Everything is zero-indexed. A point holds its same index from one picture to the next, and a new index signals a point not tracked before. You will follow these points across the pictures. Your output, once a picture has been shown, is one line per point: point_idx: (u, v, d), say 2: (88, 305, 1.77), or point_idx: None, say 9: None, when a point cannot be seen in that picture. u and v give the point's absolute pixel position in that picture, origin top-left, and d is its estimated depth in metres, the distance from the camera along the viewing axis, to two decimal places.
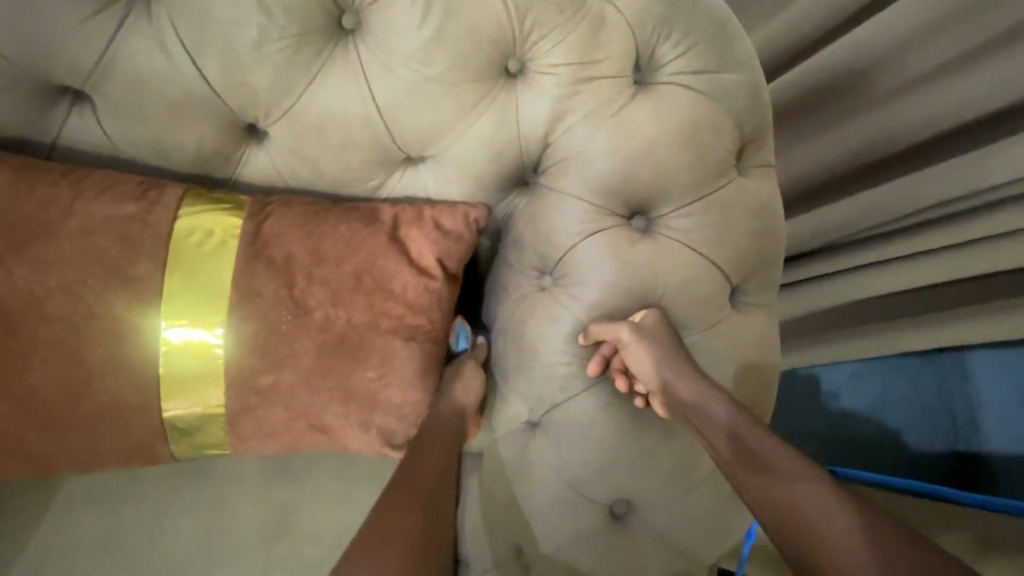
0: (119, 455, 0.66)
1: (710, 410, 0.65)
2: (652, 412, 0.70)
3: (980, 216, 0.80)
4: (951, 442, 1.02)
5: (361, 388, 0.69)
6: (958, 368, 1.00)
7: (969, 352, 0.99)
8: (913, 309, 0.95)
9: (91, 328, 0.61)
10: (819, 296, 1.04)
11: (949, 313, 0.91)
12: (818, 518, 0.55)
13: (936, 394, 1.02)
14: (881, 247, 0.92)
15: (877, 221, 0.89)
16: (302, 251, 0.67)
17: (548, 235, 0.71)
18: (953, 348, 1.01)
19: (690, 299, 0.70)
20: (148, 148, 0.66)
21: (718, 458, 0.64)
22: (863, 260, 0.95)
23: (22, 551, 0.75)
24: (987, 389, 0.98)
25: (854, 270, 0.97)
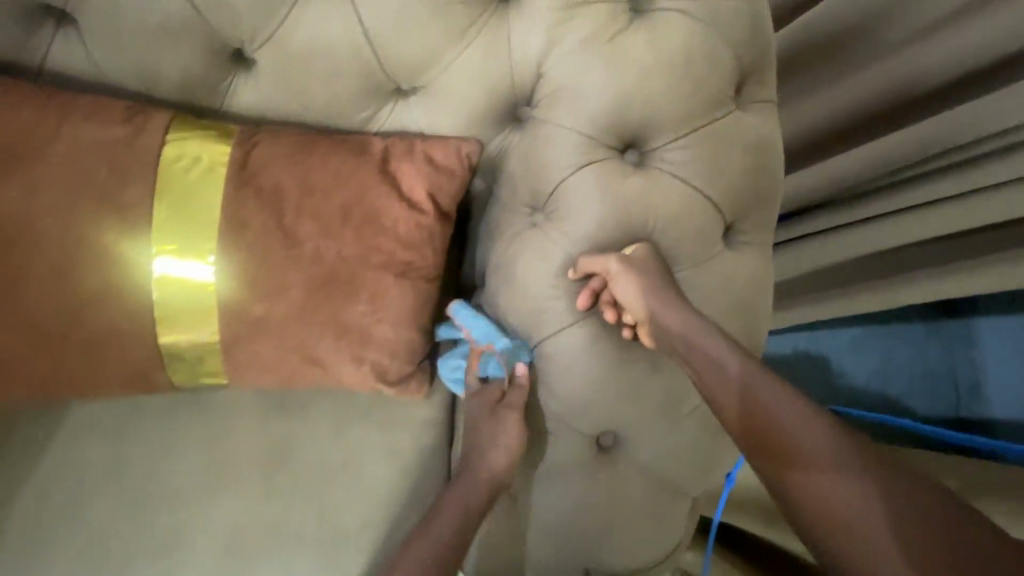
0: (117, 380, 0.68)
1: (699, 343, 0.64)
2: (640, 344, 0.70)
3: (979, 165, 0.78)
4: (953, 407, 1.10)
5: (353, 320, 0.70)
6: (963, 334, 1.11)
7: (974, 318, 1.10)
8: (914, 265, 0.96)
9: (83, 252, 0.62)
10: (821, 253, 1.02)
11: (956, 266, 0.91)
12: (829, 485, 0.54)
13: (941, 358, 1.12)
14: (883, 200, 0.89)
15: (875, 172, 0.87)
16: (291, 180, 0.66)
17: (542, 170, 0.70)
18: (959, 316, 1.12)
19: (682, 233, 0.69)
20: (133, 75, 0.65)
21: (704, 389, 0.64)
22: (867, 213, 0.92)
23: (32, 473, 0.78)
24: (990, 353, 1.08)
25: (857, 223, 0.94)
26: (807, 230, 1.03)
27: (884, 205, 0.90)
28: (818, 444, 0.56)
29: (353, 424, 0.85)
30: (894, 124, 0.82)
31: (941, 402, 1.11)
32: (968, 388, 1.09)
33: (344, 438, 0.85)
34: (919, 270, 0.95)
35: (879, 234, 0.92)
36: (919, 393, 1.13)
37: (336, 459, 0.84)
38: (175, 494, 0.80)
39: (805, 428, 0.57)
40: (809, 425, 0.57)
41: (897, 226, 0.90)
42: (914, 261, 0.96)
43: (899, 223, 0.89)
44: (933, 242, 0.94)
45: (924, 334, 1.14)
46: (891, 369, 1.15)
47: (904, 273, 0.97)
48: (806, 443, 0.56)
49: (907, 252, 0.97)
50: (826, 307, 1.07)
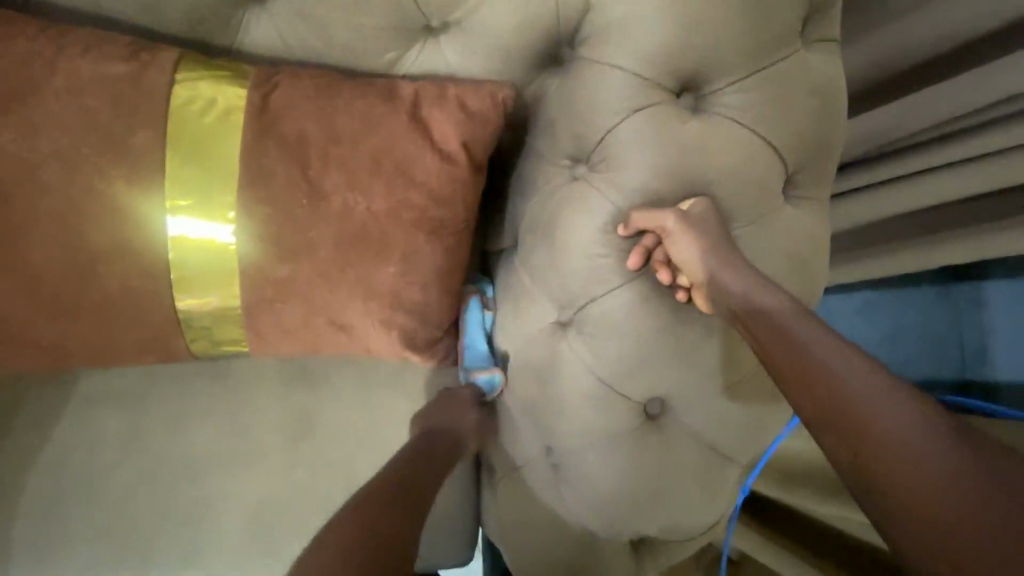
0: (133, 347, 0.63)
1: (764, 302, 0.59)
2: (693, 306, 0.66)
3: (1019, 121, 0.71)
4: (957, 371, 1.07)
5: (382, 284, 0.66)
6: (973, 297, 1.05)
7: (987, 281, 1.03)
8: (955, 222, 0.86)
9: (90, 206, 0.56)
10: (862, 210, 0.94)
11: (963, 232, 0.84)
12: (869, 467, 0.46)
13: (948, 323, 1.08)
14: (923, 158, 0.81)
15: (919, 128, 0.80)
16: (316, 128, 0.60)
17: (587, 115, 0.65)
18: (972, 278, 1.05)
19: (740, 185, 0.64)
20: (132, 5, 0.58)
21: (758, 350, 0.59)
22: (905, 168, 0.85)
23: (44, 445, 0.73)
24: (998, 316, 1.02)
25: (896, 180, 0.87)
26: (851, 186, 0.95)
27: (925, 159, 0.81)
28: (862, 392, 0.49)
29: (378, 391, 0.82)
30: (966, 67, 0.73)
31: (944, 363, 1.08)
32: (974, 352, 1.05)
33: (370, 406, 0.82)
34: (957, 229, 0.86)
35: (920, 189, 0.84)
36: (925, 359, 1.09)
37: (364, 426, 0.81)
38: (196, 466, 0.76)
39: (859, 378, 0.50)
40: (866, 373, 0.50)
41: (940, 183, 0.81)
42: (958, 220, 0.86)
43: (944, 176, 0.81)
44: (982, 198, 0.84)
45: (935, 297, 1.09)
46: (896, 334, 1.12)
47: (936, 233, 0.88)
48: (848, 394, 0.50)
49: (943, 213, 0.88)
50: (859, 268, 1.00)
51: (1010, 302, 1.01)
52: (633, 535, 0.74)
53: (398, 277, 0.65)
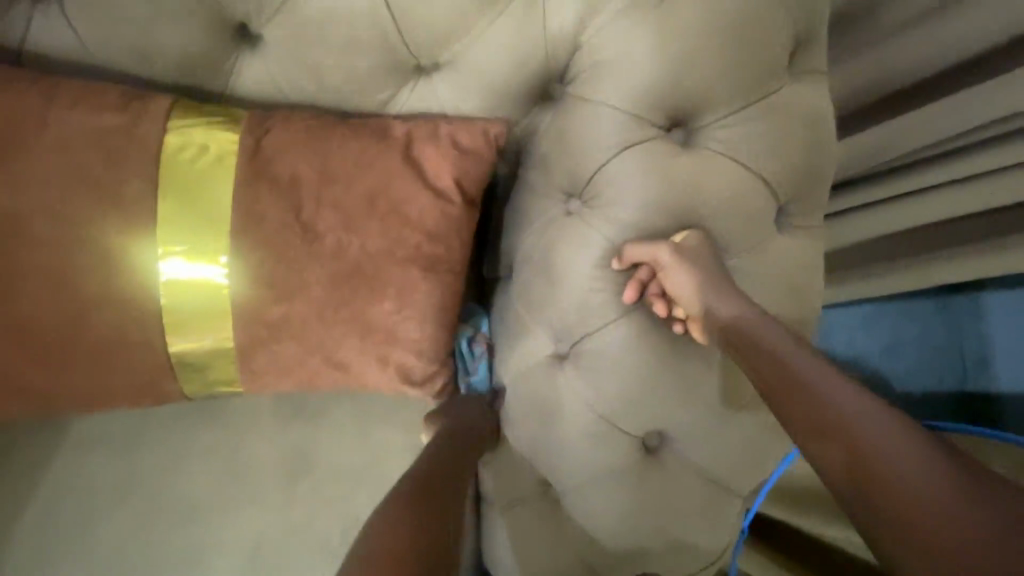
0: (126, 392, 0.63)
1: (764, 337, 0.58)
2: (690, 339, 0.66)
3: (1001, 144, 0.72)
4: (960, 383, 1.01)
5: (378, 321, 0.66)
6: (973, 308, 1.00)
7: (987, 291, 0.99)
8: (955, 240, 0.86)
9: (83, 255, 0.56)
10: (854, 231, 0.95)
11: (955, 252, 0.85)
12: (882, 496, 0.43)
13: (946, 334, 1.02)
14: (912, 182, 0.82)
15: (909, 154, 0.81)
16: (309, 170, 0.60)
17: (578, 150, 0.65)
18: (971, 287, 1.00)
19: (733, 216, 0.64)
20: (125, 55, 0.58)
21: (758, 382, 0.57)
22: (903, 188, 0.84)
23: (37, 492, 0.72)
24: (999, 324, 0.97)
25: (887, 203, 0.87)
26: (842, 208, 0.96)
27: (923, 180, 0.81)
28: (856, 412, 0.49)
29: (375, 425, 0.81)
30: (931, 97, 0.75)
31: (946, 377, 1.02)
32: (975, 361, 1.00)
33: (366, 441, 0.81)
34: (958, 248, 0.85)
35: (916, 210, 0.84)
36: (924, 369, 1.03)
37: (361, 462, 0.80)
38: (192, 508, 0.75)
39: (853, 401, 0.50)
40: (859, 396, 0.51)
41: (942, 203, 0.81)
42: (957, 238, 0.85)
43: (943, 196, 0.80)
44: (978, 214, 0.83)
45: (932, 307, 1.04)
46: (893, 345, 1.05)
47: (937, 251, 0.88)
48: (844, 415, 0.49)
49: (943, 230, 0.87)
50: (855, 288, 1.00)
51: (1012, 311, 0.96)
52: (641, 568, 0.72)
53: (393, 315, 0.65)
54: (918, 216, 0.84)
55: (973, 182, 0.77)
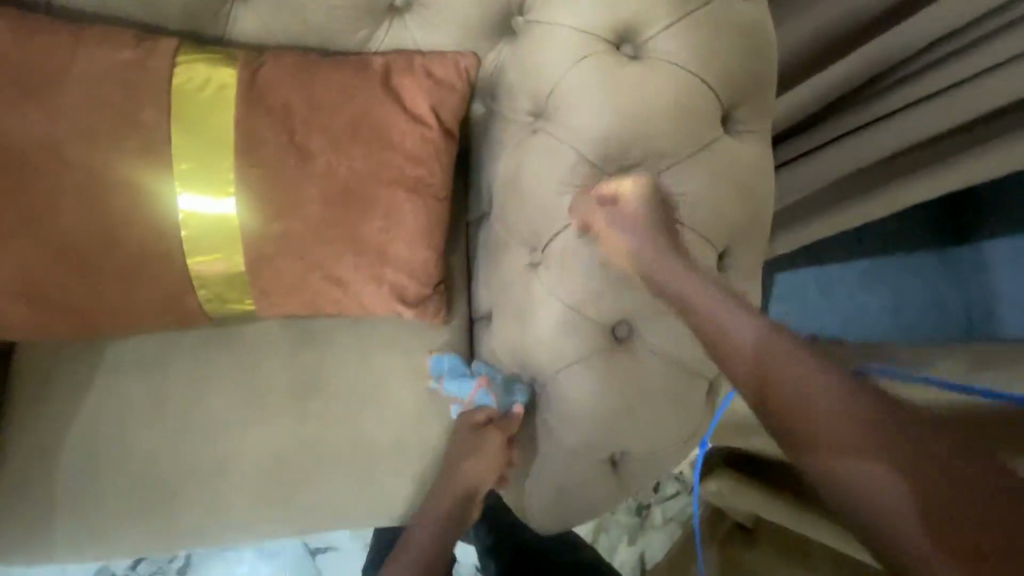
0: (153, 306, 0.72)
1: (716, 312, 0.64)
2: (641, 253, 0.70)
3: (959, 56, 0.74)
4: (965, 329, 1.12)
5: (369, 238, 0.75)
6: (974, 259, 1.13)
7: (986, 243, 1.12)
8: (920, 163, 0.86)
9: (109, 178, 0.65)
10: (821, 170, 0.95)
11: (928, 174, 0.84)
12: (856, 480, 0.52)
13: (950, 283, 1.15)
14: (878, 105, 0.84)
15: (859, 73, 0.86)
16: (299, 99, 0.69)
17: (538, 69, 0.73)
18: (969, 242, 1.14)
19: (682, 118, 0.70)
20: (134, 5, 0.66)
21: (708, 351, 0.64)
22: (865, 119, 0.87)
23: (77, 413, 0.80)
24: (1001, 274, 1.09)
25: (851, 133, 0.89)
26: (808, 148, 0.98)
27: (886, 102, 0.83)
28: (864, 452, 0.52)
29: (376, 351, 0.90)
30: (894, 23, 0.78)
31: (952, 325, 1.13)
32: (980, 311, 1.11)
33: (369, 363, 0.90)
34: (923, 168, 0.85)
35: (881, 135, 0.85)
36: (929, 318, 1.15)
37: (366, 384, 0.88)
38: (215, 423, 0.84)
39: (866, 441, 0.52)
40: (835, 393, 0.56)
41: (900, 124, 0.82)
42: (923, 158, 0.85)
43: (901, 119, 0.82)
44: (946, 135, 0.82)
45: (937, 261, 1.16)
46: (899, 296, 1.18)
47: (903, 174, 0.88)
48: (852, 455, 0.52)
49: (910, 155, 0.87)
50: (825, 224, 1.00)
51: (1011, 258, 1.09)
52: (615, 450, 0.79)
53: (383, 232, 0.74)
54: (883, 141, 0.85)
55: (937, 99, 0.78)
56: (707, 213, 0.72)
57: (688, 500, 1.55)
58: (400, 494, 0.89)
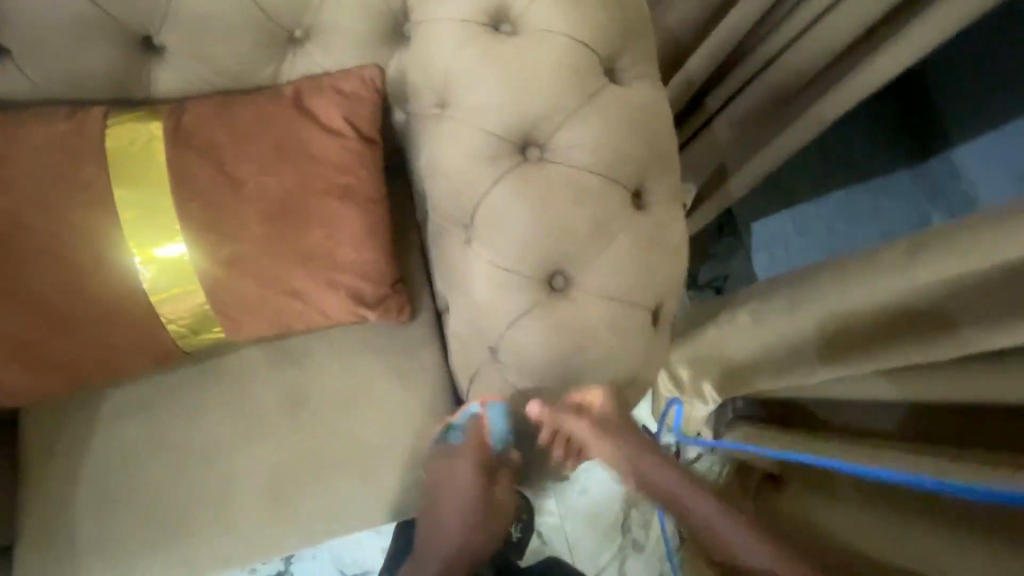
0: (131, 346, 0.79)
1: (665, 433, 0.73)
2: (554, 213, 0.76)
3: None
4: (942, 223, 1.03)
5: (315, 248, 0.81)
6: (946, 166, 1.05)
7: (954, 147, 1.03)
8: (844, 69, 0.94)
9: (69, 236, 0.72)
10: (755, 100, 1.08)
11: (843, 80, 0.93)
12: None
13: (923, 193, 1.07)
14: (785, 33, 0.96)
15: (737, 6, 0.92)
16: (222, 134, 0.76)
17: (430, 62, 0.79)
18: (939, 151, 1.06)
19: (566, 73, 0.76)
20: (63, 83, 0.74)
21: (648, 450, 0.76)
22: (779, 44, 0.98)
23: (82, 465, 0.85)
24: (975, 168, 0.99)
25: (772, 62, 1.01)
26: (739, 84, 1.10)
27: (791, 28, 0.94)
28: None
29: (352, 356, 0.97)
30: None
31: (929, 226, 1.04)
32: (961, 208, 1.01)
33: (348, 369, 0.97)
34: (846, 72, 0.93)
35: (795, 57, 0.97)
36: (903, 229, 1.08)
37: (349, 386, 0.96)
38: (215, 452, 0.90)
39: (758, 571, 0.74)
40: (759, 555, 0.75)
41: (817, 35, 0.92)
42: (845, 65, 0.94)
43: (819, 30, 0.91)
44: (850, 47, 0.93)
45: (909, 178, 1.10)
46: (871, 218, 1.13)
47: (831, 83, 0.96)
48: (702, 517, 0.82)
49: (833, 67, 0.96)
50: (769, 151, 1.10)
51: (980, 151, 0.99)
52: (578, 394, 0.84)
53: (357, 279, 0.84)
54: (798, 61, 0.97)
55: (829, 14, 0.88)
56: (610, 155, 0.77)
57: (713, 459, 1.55)
58: (403, 484, 0.96)
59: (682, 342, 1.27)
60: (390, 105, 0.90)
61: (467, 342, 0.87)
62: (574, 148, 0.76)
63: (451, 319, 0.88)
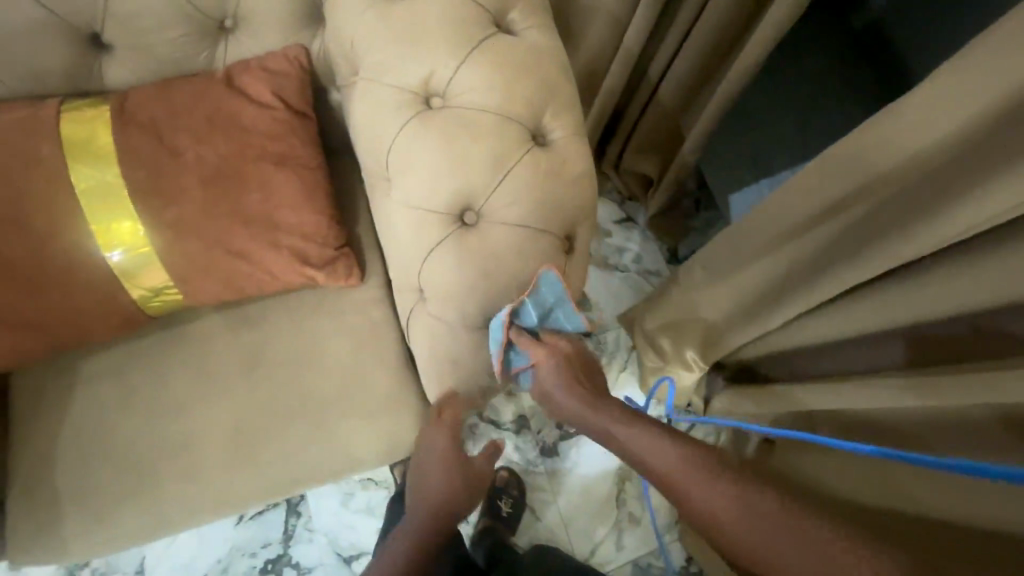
0: (96, 307, 0.88)
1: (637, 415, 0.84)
2: (455, 150, 0.83)
3: None
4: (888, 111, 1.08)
5: (255, 211, 0.90)
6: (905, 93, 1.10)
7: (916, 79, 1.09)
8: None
9: (32, 209, 0.83)
10: (704, 23, 1.13)
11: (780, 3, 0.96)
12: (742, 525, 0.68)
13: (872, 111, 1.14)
14: None
15: None
16: (163, 113, 0.87)
17: (341, 32, 0.88)
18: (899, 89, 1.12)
19: (456, 27, 0.84)
20: (27, 80, 0.87)
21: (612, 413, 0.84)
22: None
23: (67, 422, 0.96)
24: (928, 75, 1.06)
25: None
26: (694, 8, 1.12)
27: None
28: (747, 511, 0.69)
29: (307, 319, 1.04)
30: None
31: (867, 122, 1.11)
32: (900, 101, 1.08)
33: (304, 330, 1.04)
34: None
35: None
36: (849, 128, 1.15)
37: (305, 347, 1.03)
38: (182, 408, 0.98)
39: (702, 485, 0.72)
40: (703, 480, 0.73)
41: None
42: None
43: None
44: None
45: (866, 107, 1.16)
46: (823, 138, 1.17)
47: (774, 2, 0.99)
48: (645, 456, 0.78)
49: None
50: (728, 82, 1.14)
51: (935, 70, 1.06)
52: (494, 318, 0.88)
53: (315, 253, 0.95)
54: None
55: None
56: (502, 96, 0.84)
57: (708, 429, 1.52)
58: (361, 434, 1.02)
59: (652, 304, 1.37)
60: (324, 86, 1.00)
61: (405, 288, 0.94)
62: (469, 92, 0.84)
63: (390, 267, 0.95)
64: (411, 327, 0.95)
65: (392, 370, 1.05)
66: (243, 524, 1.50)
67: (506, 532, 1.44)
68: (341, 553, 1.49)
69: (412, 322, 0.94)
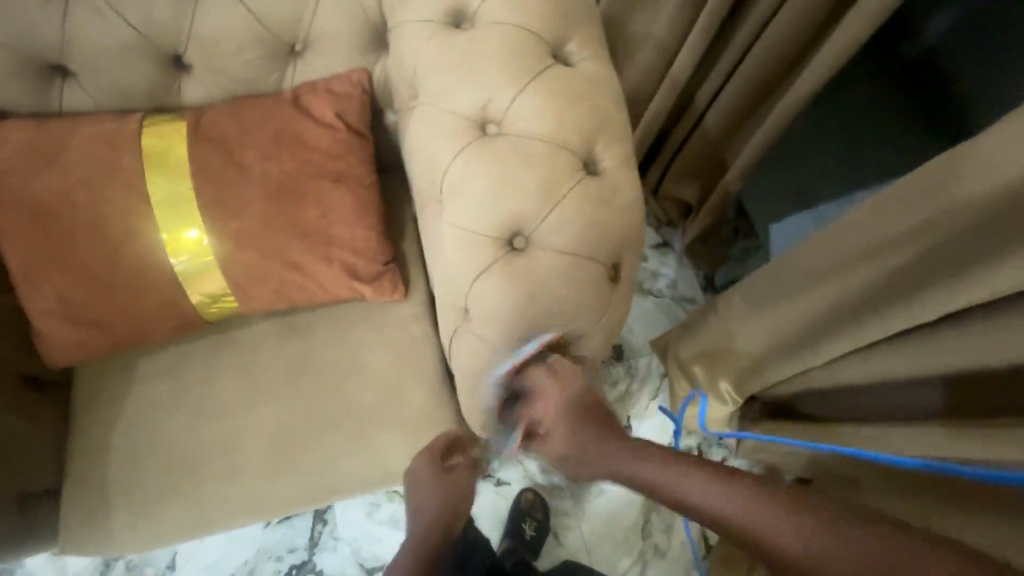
0: (158, 310, 0.93)
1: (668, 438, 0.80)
2: (507, 175, 0.85)
3: None
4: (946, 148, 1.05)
5: (311, 224, 0.94)
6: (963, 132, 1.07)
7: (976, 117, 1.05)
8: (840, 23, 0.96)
9: (109, 216, 0.88)
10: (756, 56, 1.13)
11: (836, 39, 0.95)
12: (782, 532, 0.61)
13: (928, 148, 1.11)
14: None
15: None
16: (233, 130, 0.92)
17: (402, 58, 0.92)
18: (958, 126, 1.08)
19: (515, 56, 0.87)
20: (113, 96, 0.93)
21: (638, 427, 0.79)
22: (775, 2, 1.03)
23: (121, 417, 1.00)
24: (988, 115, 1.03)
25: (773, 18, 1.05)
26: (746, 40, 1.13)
27: None
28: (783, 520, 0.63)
29: (351, 331, 1.07)
30: None
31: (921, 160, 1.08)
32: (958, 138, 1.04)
33: (347, 341, 1.07)
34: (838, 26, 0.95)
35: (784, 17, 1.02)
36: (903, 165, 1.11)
37: (347, 358, 1.06)
38: (229, 410, 1.01)
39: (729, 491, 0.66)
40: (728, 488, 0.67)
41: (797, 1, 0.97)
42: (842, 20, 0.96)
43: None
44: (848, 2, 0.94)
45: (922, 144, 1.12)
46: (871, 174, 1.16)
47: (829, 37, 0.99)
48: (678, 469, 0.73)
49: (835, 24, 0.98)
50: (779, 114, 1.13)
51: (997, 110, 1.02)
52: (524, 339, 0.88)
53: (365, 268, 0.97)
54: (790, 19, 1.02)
55: None
56: (555, 124, 0.86)
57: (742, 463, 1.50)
58: (397, 447, 1.03)
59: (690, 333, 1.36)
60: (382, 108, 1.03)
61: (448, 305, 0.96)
62: (524, 120, 0.86)
63: (436, 285, 0.97)
64: (451, 344, 0.97)
65: (431, 386, 1.06)
66: (272, 527, 1.52)
67: (530, 555, 1.42)
68: (363, 563, 1.50)
69: (454, 339, 0.96)
